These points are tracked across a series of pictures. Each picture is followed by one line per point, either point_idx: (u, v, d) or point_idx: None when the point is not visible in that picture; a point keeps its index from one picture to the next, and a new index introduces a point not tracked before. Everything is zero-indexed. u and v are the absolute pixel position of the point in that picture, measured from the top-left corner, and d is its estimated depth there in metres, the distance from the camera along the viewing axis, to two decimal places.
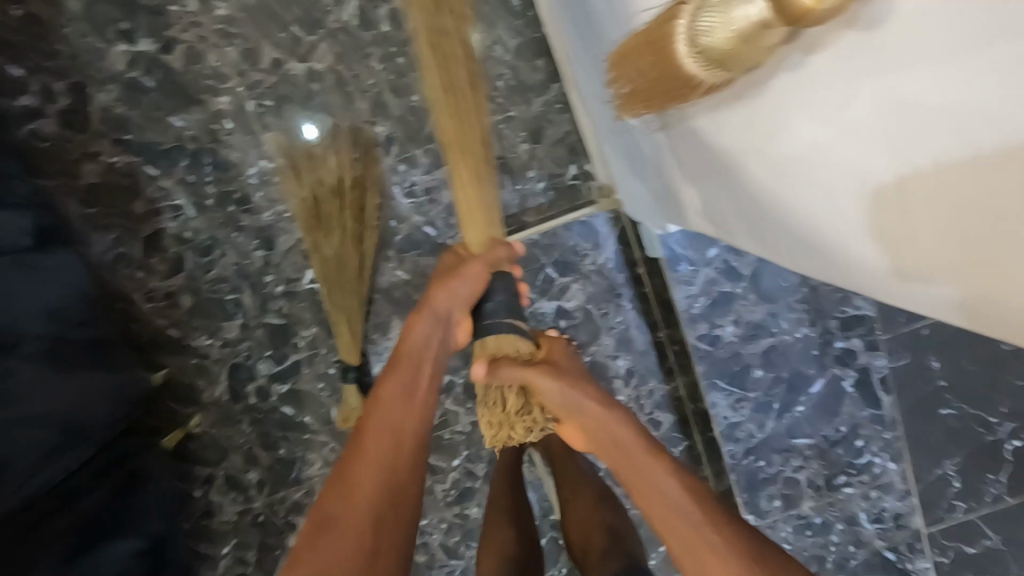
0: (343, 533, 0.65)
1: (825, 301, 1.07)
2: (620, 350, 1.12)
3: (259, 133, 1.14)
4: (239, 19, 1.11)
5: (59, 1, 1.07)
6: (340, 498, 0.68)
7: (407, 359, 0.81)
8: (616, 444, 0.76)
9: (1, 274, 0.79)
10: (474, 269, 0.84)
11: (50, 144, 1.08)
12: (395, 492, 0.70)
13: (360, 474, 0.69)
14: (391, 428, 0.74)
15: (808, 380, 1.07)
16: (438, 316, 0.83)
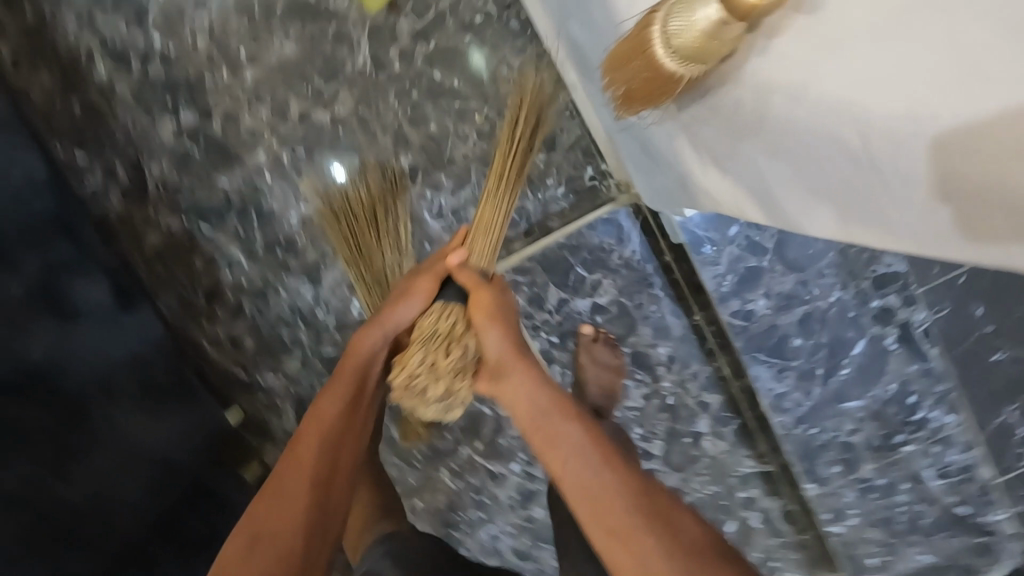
0: (276, 538, 0.74)
1: (854, 262, 1.08)
2: (658, 338, 1.17)
3: (296, 180, 1.23)
4: (266, 79, 1.22)
5: (111, 90, 1.19)
6: (274, 508, 0.76)
7: (349, 371, 0.86)
8: (528, 398, 0.79)
9: (95, 332, 0.91)
10: (424, 283, 0.83)
11: (116, 216, 1.21)
12: (327, 500, 0.80)
13: (293, 484, 0.78)
14: (322, 453, 0.81)
15: (849, 344, 1.09)
16: (387, 337, 0.86)
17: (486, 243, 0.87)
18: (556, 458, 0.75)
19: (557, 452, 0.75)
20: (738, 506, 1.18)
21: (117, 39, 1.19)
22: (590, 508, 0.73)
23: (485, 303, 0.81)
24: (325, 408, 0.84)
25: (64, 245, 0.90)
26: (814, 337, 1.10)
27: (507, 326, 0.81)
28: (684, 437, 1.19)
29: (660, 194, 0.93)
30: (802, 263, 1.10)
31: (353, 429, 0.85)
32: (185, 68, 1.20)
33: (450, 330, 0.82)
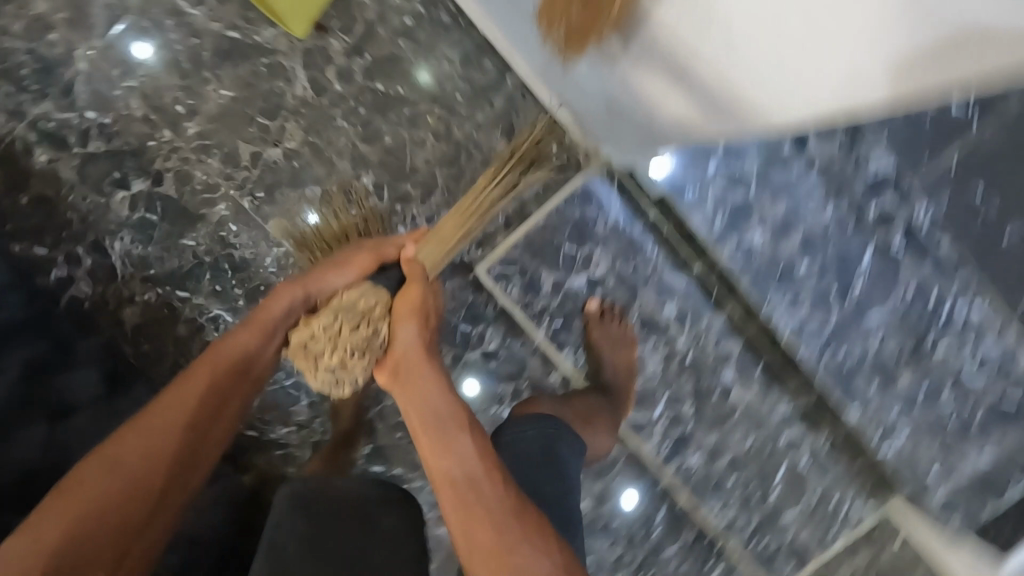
0: (138, 472, 0.72)
1: (841, 168, 1.03)
2: (663, 298, 1.15)
3: (263, 225, 1.20)
4: (210, 130, 1.18)
5: (56, 176, 1.16)
6: (140, 437, 0.74)
7: (263, 322, 0.90)
8: (431, 402, 0.84)
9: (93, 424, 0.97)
10: (363, 260, 0.95)
11: (89, 303, 1.16)
12: (196, 455, 0.79)
13: (176, 415, 0.78)
14: (214, 398, 0.83)
15: (854, 259, 1.05)
16: (304, 300, 0.93)
17: (437, 249, 1.00)
18: (456, 456, 0.78)
19: (449, 446, 0.79)
20: (783, 454, 1.21)
21: (51, 124, 1.16)
22: (460, 509, 0.74)
23: (415, 297, 0.92)
24: (221, 357, 0.85)
25: (46, 343, 1.01)
26: (821, 257, 1.06)
27: (426, 324, 0.91)
28: (713, 392, 1.19)
29: (642, 137, 1.01)
30: (788, 184, 1.05)
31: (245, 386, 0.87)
32: (126, 137, 1.17)
33: (369, 309, 0.89)
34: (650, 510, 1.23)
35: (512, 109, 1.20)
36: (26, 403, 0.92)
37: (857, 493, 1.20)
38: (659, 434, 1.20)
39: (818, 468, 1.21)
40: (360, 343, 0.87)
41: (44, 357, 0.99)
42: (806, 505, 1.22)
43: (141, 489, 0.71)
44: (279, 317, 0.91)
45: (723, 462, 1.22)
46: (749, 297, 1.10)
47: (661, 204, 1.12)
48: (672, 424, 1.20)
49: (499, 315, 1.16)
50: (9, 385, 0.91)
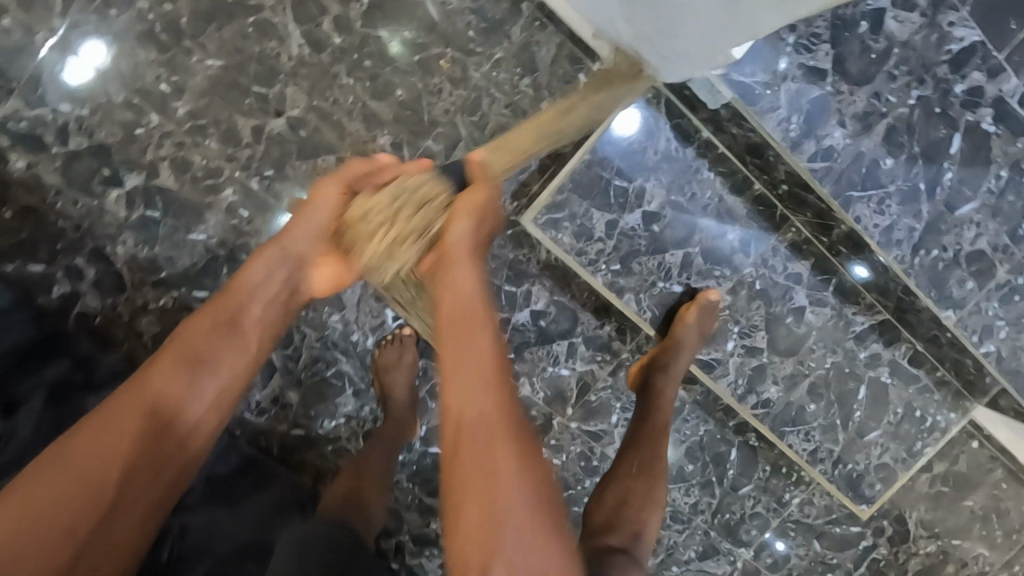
0: (83, 473, 0.61)
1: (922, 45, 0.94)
2: (724, 224, 1.08)
3: (276, 206, 1.09)
4: (202, 107, 1.06)
5: (38, 181, 1.04)
6: (89, 434, 0.63)
7: (235, 292, 0.79)
8: (458, 295, 0.70)
9: None
10: (330, 187, 0.85)
11: (100, 317, 1.07)
12: (164, 447, 0.68)
13: (135, 402, 0.67)
14: (182, 381, 0.70)
15: (944, 143, 0.97)
16: (287, 254, 0.82)
17: (505, 155, 0.87)
18: (483, 384, 0.63)
19: (467, 356, 0.65)
20: (863, 368, 1.15)
21: (22, 123, 1.02)
22: (468, 460, 0.60)
23: (472, 200, 0.78)
24: (185, 341, 0.74)
25: (66, 363, 0.96)
26: (906, 151, 0.98)
27: (482, 224, 0.78)
28: (785, 318, 1.12)
29: (702, 33, 0.84)
30: (868, 73, 0.96)
31: (225, 366, 0.75)
32: (109, 127, 1.05)
33: (423, 204, 0.79)
34: (724, 450, 1.18)
35: (533, 41, 1.08)
36: (56, 428, 0.88)
37: (941, 403, 1.18)
38: (733, 369, 1.13)
39: (901, 381, 1.17)
40: (414, 230, 0.78)
41: (67, 379, 0.95)
42: (889, 423, 1.18)
43: (95, 493, 0.61)
44: (255, 284, 0.80)
45: (802, 389, 1.15)
46: (829, 204, 1.00)
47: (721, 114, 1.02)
48: (747, 357, 1.13)
49: (551, 264, 1.09)
50: (33, 412, 0.88)
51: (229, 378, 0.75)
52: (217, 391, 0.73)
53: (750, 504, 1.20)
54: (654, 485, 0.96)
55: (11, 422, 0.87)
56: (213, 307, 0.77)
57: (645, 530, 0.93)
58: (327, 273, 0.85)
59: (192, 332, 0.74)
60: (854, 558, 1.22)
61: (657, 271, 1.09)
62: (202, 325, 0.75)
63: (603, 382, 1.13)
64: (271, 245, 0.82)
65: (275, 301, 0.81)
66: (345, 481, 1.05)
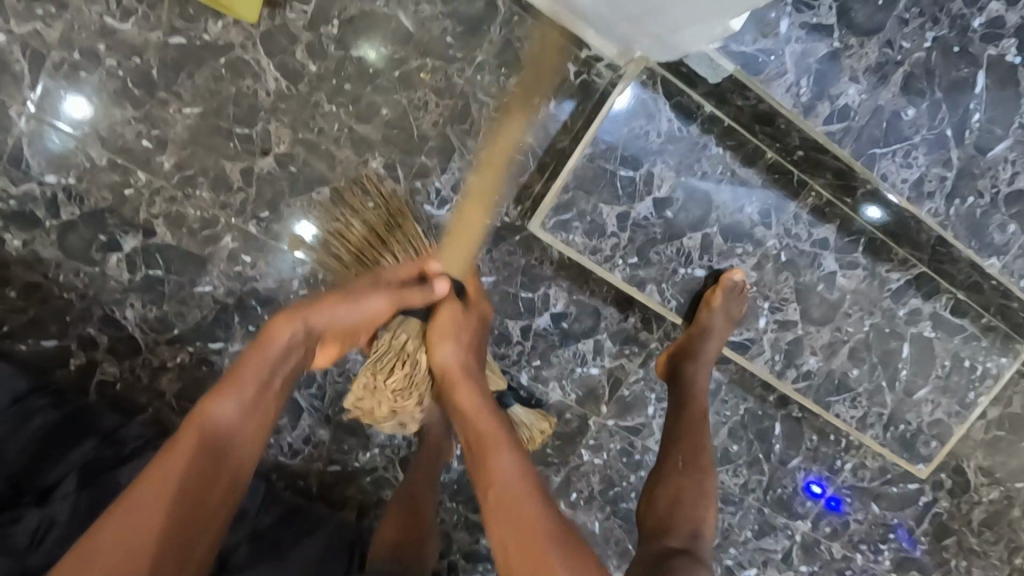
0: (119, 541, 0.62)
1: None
2: (742, 199, 1.03)
3: (276, 246, 1.07)
4: (187, 158, 1.03)
5: (39, 258, 1.04)
6: (125, 513, 0.64)
7: (259, 365, 0.76)
8: (472, 417, 0.82)
9: None
10: (378, 297, 0.83)
11: (121, 383, 1.08)
12: (202, 508, 0.68)
13: (176, 462, 0.68)
14: (222, 438, 0.72)
15: (968, 81, 0.94)
16: (308, 334, 0.79)
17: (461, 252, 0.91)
18: (503, 489, 0.74)
19: (493, 476, 0.76)
20: (904, 326, 1.10)
21: (12, 202, 1.01)
22: (512, 546, 0.71)
23: (450, 319, 0.86)
24: (215, 412, 0.72)
25: (92, 441, 0.94)
26: (928, 97, 0.94)
27: (470, 344, 0.87)
28: (816, 285, 1.07)
29: (689, 13, 0.81)
30: (880, 19, 0.92)
31: (256, 422, 0.75)
32: (99, 192, 1.03)
33: (405, 344, 0.87)
34: (768, 426, 1.14)
35: (514, 37, 1.03)
36: (93, 509, 0.85)
37: (990, 349, 1.13)
38: (769, 347, 1.09)
39: (945, 333, 1.12)
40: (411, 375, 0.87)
41: (97, 457, 0.92)
42: (938, 377, 1.13)
43: (130, 563, 0.62)
44: (277, 357, 0.77)
45: (842, 356, 1.11)
46: (852, 164, 0.98)
47: (726, 88, 0.98)
48: (781, 331, 1.09)
49: (566, 265, 1.05)
50: (67, 497, 0.86)
51: (255, 440, 0.75)
52: (250, 449, 0.74)
53: (802, 476, 1.16)
54: (704, 476, 0.93)
55: (48, 510, 0.84)
56: (238, 378, 0.75)
57: (704, 527, 0.89)
58: (329, 355, 0.86)
59: (223, 396, 0.73)
60: (916, 515, 1.17)
61: (676, 258, 1.05)
62: (239, 383, 0.74)
63: (635, 375, 1.10)
64: (292, 321, 0.78)
65: (301, 366, 0.80)
66: (393, 523, 1.03)
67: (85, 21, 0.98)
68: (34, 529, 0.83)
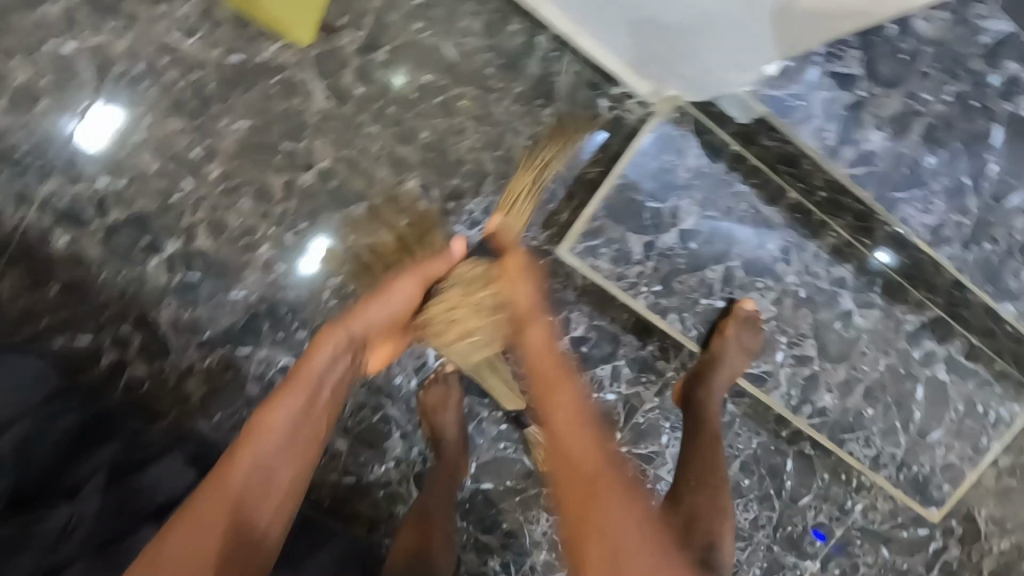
0: (186, 556, 0.63)
1: (950, 40, 0.94)
2: (764, 235, 1.07)
3: (311, 257, 1.12)
4: (234, 168, 1.08)
5: (83, 257, 1.07)
6: (190, 526, 0.65)
7: (305, 378, 0.77)
8: (541, 353, 0.76)
9: None
10: (410, 283, 0.87)
11: (149, 382, 1.11)
12: (257, 524, 0.70)
13: (233, 479, 0.70)
14: (272, 457, 0.72)
15: (984, 133, 0.97)
16: (352, 341, 0.82)
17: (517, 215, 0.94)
18: (567, 431, 0.70)
19: (557, 408, 0.71)
20: (919, 368, 1.12)
21: (63, 201, 1.05)
22: (574, 481, 0.67)
23: (520, 259, 0.85)
24: (268, 428, 0.73)
25: (119, 441, 0.94)
26: (947, 147, 0.98)
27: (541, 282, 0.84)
28: (833, 323, 1.10)
29: (720, 66, 0.87)
30: (903, 72, 0.96)
31: (304, 439, 0.76)
32: (147, 197, 1.07)
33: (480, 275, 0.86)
34: (779, 462, 1.15)
35: (551, 72, 1.09)
36: (119, 511, 0.86)
37: (1002, 395, 1.15)
38: (785, 381, 1.12)
39: (958, 377, 1.14)
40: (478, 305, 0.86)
41: (123, 458, 0.92)
42: (951, 421, 1.15)
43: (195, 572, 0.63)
44: (321, 368, 0.78)
45: (857, 395, 1.13)
46: (873, 207, 1.02)
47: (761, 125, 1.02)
48: (798, 366, 1.11)
49: (589, 289, 1.08)
50: (93, 495, 0.85)
51: (305, 453, 0.76)
52: (299, 464, 0.75)
53: (812, 515, 1.16)
54: (718, 493, 0.94)
55: (75, 507, 0.83)
56: (287, 392, 0.76)
57: (721, 540, 0.91)
58: (383, 352, 0.90)
59: (274, 415, 0.74)
60: (926, 561, 1.17)
61: (699, 289, 1.08)
62: (288, 399, 0.76)
63: (650, 403, 1.11)
64: (335, 329, 0.81)
65: (348, 377, 0.82)
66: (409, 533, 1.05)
67: (150, 36, 1.04)
68: (62, 524, 0.81)
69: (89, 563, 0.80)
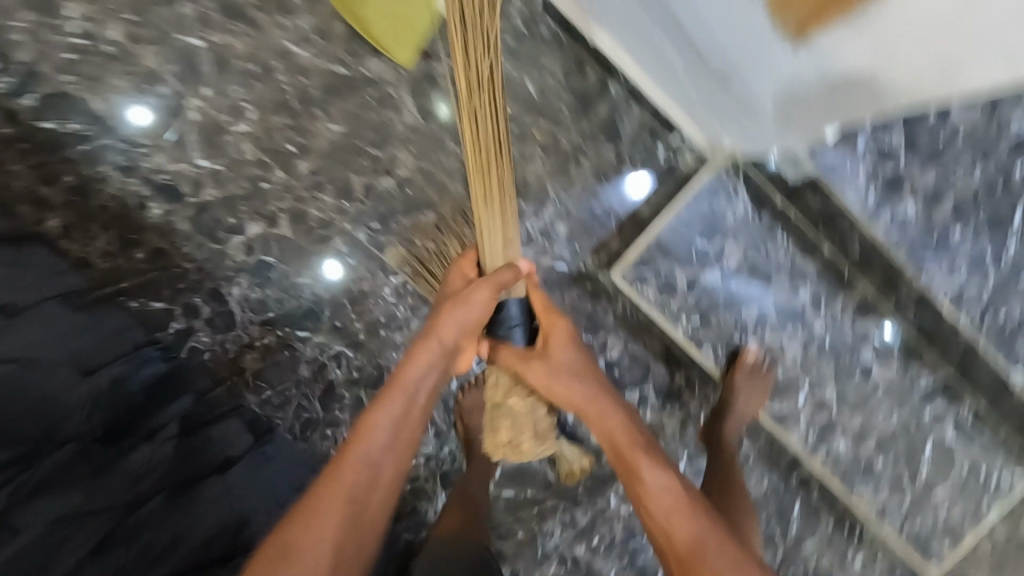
0: (306, 555, 0.72)
1: (980, 136, 0.89)
2: (798, 282, 1.17)
3: (378, 255, 1.21)
4: (323, 165, 1.19)
5: (172, 228, 1.16)
6: (305, 526, 0.74)
7: (401, 390, 0.86)
8: (616, 434, 0.91)
9: (260, 474, 0.99)
10: (483, 295, 0.91)
11: (210, 353, 1.18)
12: (365, 514, 0.78)
13: (344, 475, 0.78)
14: (378, 457, 0.81)
15: (1008, 220, 0.95)
16: (440, 352, 0.89)
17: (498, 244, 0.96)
18: (661, 503, 0.84)
19: (645, 489, 0.86)
20: (929, 427, 1.20)
21: (165, 176, 1.16)
22: (679, 543, 0.81)
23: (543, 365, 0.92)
24: (373, 432, 0.82)
25: (189, 398, 1.02)
26: (973, 222, 0.98)
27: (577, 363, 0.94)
28: (853, 373, 1.18)
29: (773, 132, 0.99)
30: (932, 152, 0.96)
31: (403, 439, 0.84)
32: (239, 181, 1.17)
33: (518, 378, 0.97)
34: (788, 503, 1.21)
35: (618, 116, 1.19)
36: (194, 454, 0.94)
37: (1007, 465, 1.21)
38: (804, 422, 1.19)
39: (966, 440, 1.20)
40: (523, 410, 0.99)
41: (192, 411, 1.00)
42: (956, 482, 1.21)
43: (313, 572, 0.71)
44: (416, 379, 0.87)
45: (869, 444, 1.20)
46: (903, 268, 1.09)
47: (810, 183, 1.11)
48: (817, 410, 1.19)
49: (631, 315, 1.18)
50: (169, 441, 0.93)
51: (404, 452, 0.84)
52: (400, 461, 0.83)
53: (814, 557, 1.21)
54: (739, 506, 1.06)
55: (151, 450, 0.90)
56: (385, 401, 0.85)
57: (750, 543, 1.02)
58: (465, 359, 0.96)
59: (376, 421, 0.83)
60: None
61: (734, 326, 1.18)
62: (387, 408, 0.84)
63: (673, 431, 1.19)
64: (427, 342, 0.89)
65: (438, 383, 0.91)
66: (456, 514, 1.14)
67: (268, 41, 1.16)
68: (145, 461, 0.88)
69: (170, 500, 0.85)
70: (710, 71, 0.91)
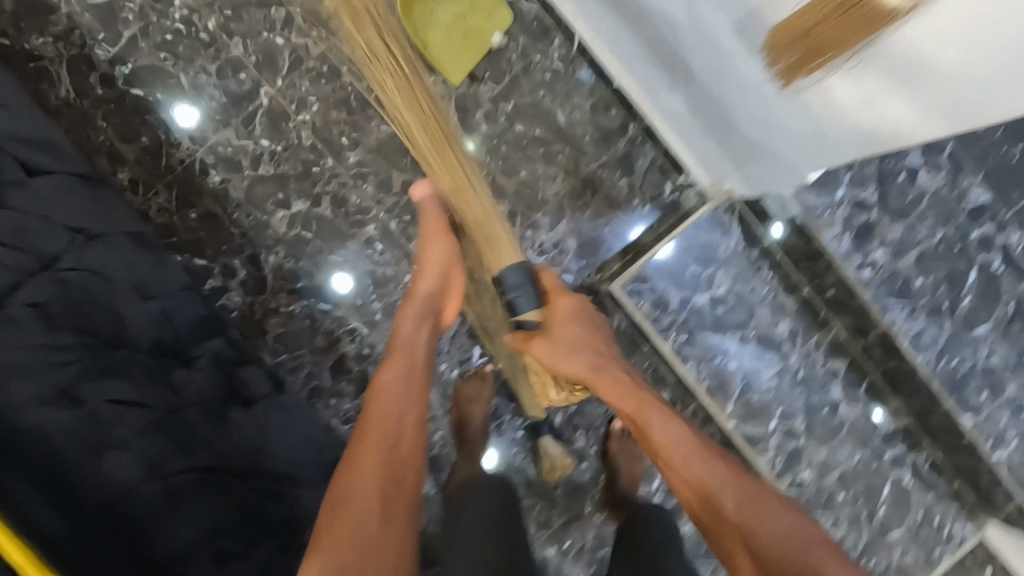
0: (354, 500, 0.87)
1: (946, 199, 1.20)
2: (777, 317, 1.30)
3: (406, 245, 1.34)
4: (370, 159, 1.34)
5: (226, 195, 1.30)
6: (347, 481, 0.89)
7: (402, 350, 1.02)
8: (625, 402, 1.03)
9: (271, 415, 1.13)
10: (438, 244, 1.08)
11: (237, 312, 1.29)
12: (399, 449, 0.94)
13: (369, 427, 0.94)
14: (393, 406, 0.96)
15: (962, 275, 1.19)
16: (424, 310, 1.06)
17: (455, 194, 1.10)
18: (673, 458, 0.97)
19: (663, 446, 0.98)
20: (888, 468, 1.29)
21: (228, 149, 1.30)
22: (699, 490, 0.94)
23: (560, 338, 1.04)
24: (384, 386, 0.98)
25: (219, 341, 1.14)
26: (932, 274, 1.20)
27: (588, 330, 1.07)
28: (821, 408, 1.29)
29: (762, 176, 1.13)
30: (904, 211, 1.21)
31: (415, 385, 1.00)
32: (293, 163, 1.32)
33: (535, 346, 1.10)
34: None
35: (634, 152, 1.35)
36: (216, 391, 1.09)
37: (957, 513, 1.30)
38: (774, 448, 1.28)
39: (921, 485, 1.30)
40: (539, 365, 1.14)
41: (223, 352, 1.14)
42: (910, 525, 1.29)
43: (363, 510, 0.87)
44: (412, 337, 1.03)
45: (832, 477, 1.29)
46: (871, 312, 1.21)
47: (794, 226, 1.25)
48: (786, 438, 1.29)
49: (626, 327, 1.30)
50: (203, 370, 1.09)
51: (420, 394, 1.00)
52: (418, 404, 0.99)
53: None
54: None
55: (187, 375, 1.07)
56: (389, 364, 1.01)
57: None
58: (454, 304, 1.12)
59: (383, 383, 0.99)
60: None
61: (716, 349, 1.29)
62: (390, 367, 1.01)
63: None
64: (408, 310, 1.06)
65: (433, 339, 1.07)
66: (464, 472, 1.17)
67: None
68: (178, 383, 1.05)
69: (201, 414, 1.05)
70: (715, 113, 1.06)
